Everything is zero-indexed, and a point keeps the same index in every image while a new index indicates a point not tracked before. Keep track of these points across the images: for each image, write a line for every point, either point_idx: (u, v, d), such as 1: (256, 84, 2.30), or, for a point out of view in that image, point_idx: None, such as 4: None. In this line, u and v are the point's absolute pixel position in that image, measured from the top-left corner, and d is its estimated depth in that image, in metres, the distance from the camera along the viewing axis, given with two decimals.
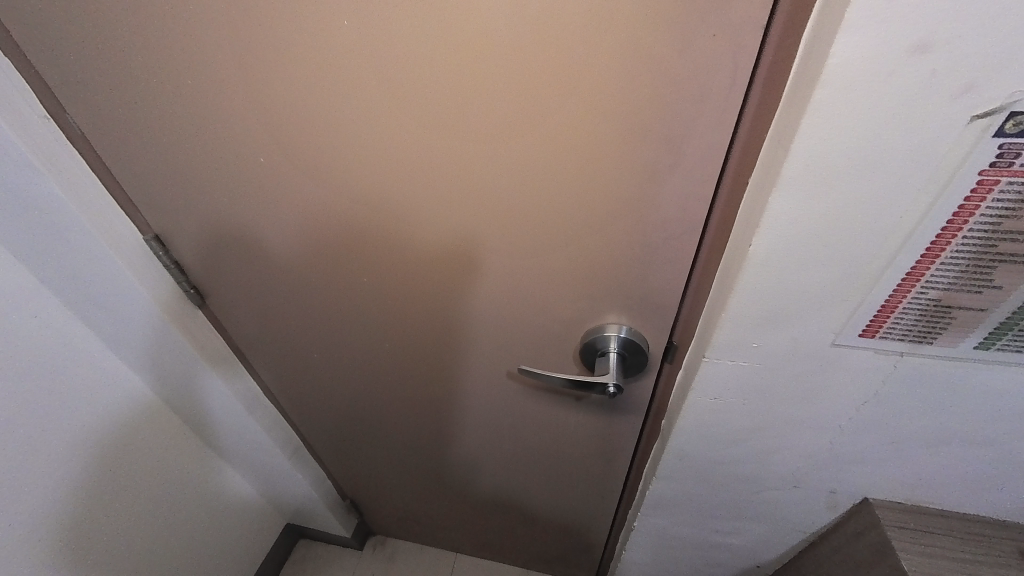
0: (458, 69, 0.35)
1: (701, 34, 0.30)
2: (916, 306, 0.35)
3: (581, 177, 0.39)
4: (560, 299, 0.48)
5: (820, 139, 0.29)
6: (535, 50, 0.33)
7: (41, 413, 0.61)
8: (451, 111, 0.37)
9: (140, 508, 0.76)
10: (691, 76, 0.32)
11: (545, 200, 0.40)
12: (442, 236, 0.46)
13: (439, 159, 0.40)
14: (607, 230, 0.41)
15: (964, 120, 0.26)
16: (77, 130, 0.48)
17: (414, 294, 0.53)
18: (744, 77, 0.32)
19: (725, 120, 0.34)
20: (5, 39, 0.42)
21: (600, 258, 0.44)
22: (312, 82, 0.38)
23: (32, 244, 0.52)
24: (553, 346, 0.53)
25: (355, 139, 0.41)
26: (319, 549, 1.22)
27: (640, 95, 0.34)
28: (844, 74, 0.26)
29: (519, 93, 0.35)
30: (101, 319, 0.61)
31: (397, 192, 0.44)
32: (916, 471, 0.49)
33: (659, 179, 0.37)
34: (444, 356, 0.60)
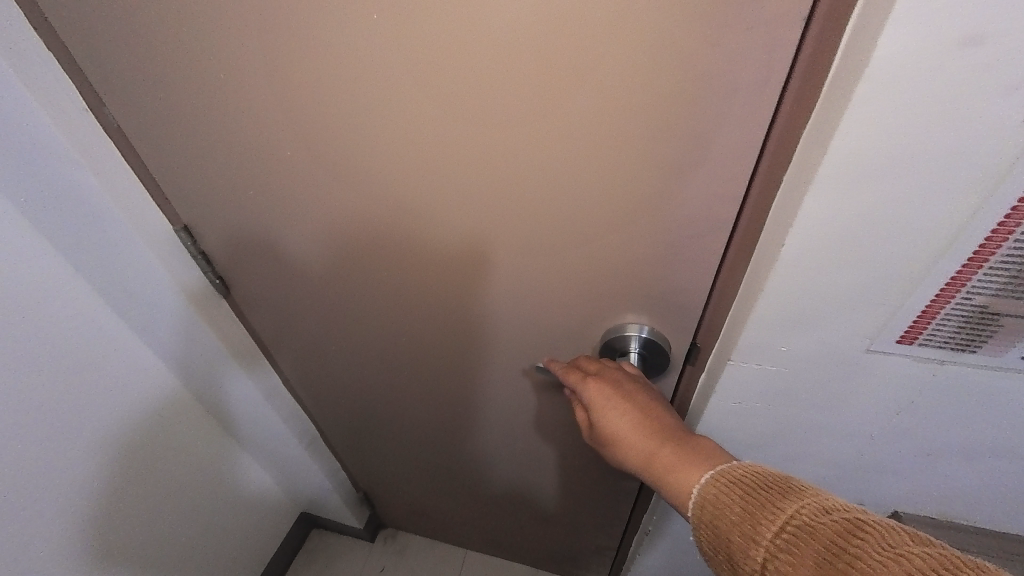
0: (483, 64, 0.35)
1: (736, 26, 0.29)
2: (959, 312, 0.33)
3: (605, 177, 0.38)
4: (580, 297, 0.47)
5: (861, 136, 0.27)
6: (560, 45, 0.32)
7: (70, 399, 0.62)
8: (472, 106, 0.37)
9: (162, 492, 0.78)
10: (723, 70, 0.31)
11: (566, 197, 0.40)
12: (462, 235, 0.46)
13: (458, 155, 0.40)
14: (632, 227, 0.41)
15: (1020, 118, 0.25)
16: (114, 123, 0.49)
17: (433, 289, 0.53)
18: (780, 71, 0.31)
19: (759, 116, 0.33)
20: (49, 34, 0.43)
21: (623, 257, 0.43)
22: (338, 76, 0.38)
23: (69, 234, 0.54)
24: (572, 344, 0.53)
25: (379, 134, 0.41)
26: (332, 540, 1.24)
27: (670, 91, 0.33)
28: (889, 69, 0.25)
29: (543, 88, 0.35)
30: (131, 307, 0.62)
31: (417, 187, 0.44)
32: (950, 484, 0.47)
33: (686, 176, 0.36)
34: (461, 352, 0.60)
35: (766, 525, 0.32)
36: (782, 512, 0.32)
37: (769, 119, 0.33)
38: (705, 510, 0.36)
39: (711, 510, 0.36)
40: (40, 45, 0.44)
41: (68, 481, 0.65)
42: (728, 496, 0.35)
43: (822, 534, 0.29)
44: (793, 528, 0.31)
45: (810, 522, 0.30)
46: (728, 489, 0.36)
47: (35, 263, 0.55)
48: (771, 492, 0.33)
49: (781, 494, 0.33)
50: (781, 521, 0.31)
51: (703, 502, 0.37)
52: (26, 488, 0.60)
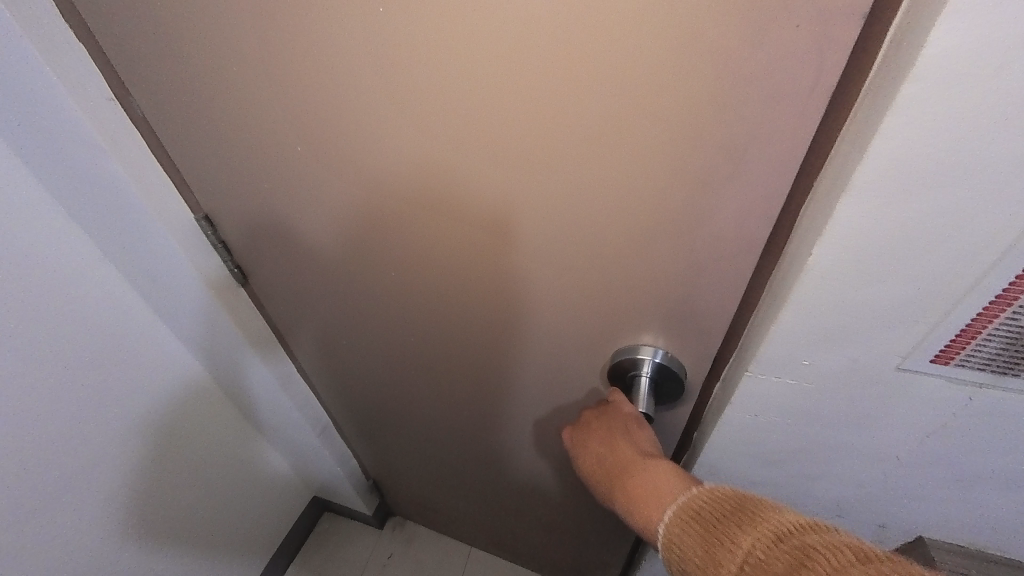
0: (498, 63, 0.34)
1: (779, 27, 0.27)
2: (1003, 333, 0.31)
3: (626, 183, 0.36)
4: (594, 308, 0.46)
5: (903, 140, 0.25)
6: (578, 43, 0.31)
7: (95, 379, 0.65)
8: (484, 105, 0.36)
9: (181, 471, 0.81)
10: (762, 76, 0.29)
11: (580, 203, 0.39)
12: (473, 238, 0.46)
13: (469, 155, 0.40)
14: (651, 238, 0.39)
15: None
16: (139, 112, 0.50)
17: (443, 290, 0.53)
18: (829, 78, 0.28)
19: (802, 126, 0.30)
20: (78, 23, 0.44)
21: (642, 269, 0.41)
22: (355, 71, 0.38)
23: (97, 220, 0.56)
24: (585, 354, 0.51)
25: (392, 132, 0.41)
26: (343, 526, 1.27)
27: (698, 97, 0.31)
28: (941, 66, 0.23)
29: (559, 89, 0.33)
30: (154, 292, 0.64)
31: (429, 187, 0.43)
32: (983, 514, 0.44)
33: (716, 189, 0.34)
34: (470, 353, 0.60)
35: (728, 563, 0.33)
36: (738, 547, 0.33)
37: (814, 130, 0.30)
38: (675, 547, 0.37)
39: (679, 550, 0.37)
40: (70, 34, 0.45)
41: (91, 458, 0.67)
42: (689, 535, 0.37)
43: (775, 568, 0.30)
44: (750, 563, 0.31)
45: (763, 555, 0.31)
46: (693, 522, 0.37)
47: (65, 246, 0.57)
48: (729, 526, 0.34)
49: (737, 525, 0.34)
50: (739, 557, 0.32)
51: (669, 543, 0.38)
52: (52, 463, 0.63)
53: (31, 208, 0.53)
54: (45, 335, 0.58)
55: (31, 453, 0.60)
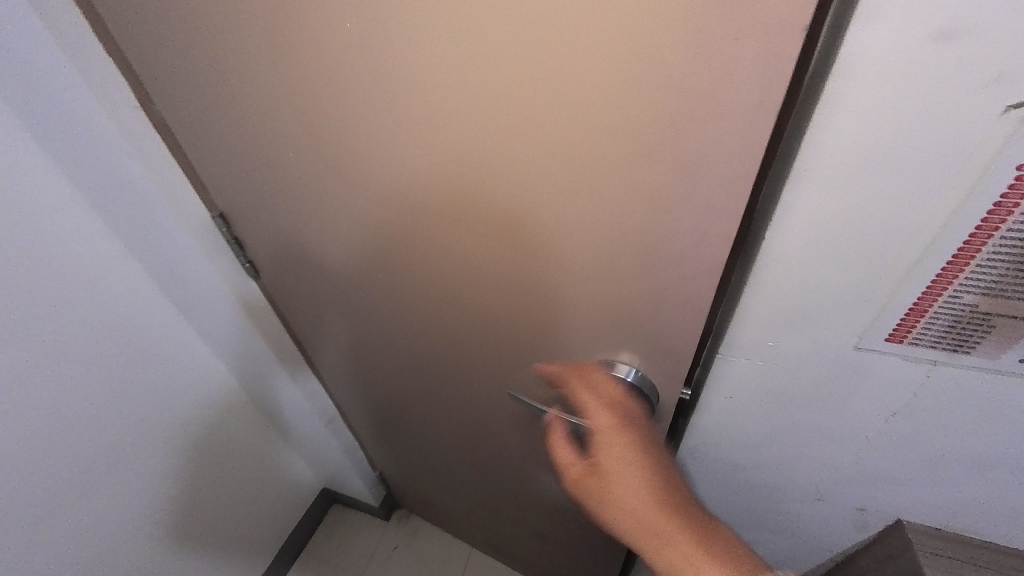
0: (445, 71, 0.32)
1: (719, 36, 0.24)
2: (949, 311, 0.32)
3: (582, 200, 0.34)
4: (562, 328, 0.44)
5: (834, 132, 0.27)
6: (518, 50, 0.29)
7: (118, 371, 0.68)
8: (437, 115, 0.35)
9: (197, 461, 0.84)
10: (707, 90, 0.26)
11: (538, 219, 0.37)
12: (442, 249, 0.45)
13: (429, 165, 0.39)
14: (611, 259, 0.36)
15: (997, 111, 0.24)
16: (160, 118, 0.54)
17: (420, 298, 0.53)
18: (779, 92, 0.25)
19: (755, 146, 0.27)
20: (105, 36, 0.48)
21: (605, 290, 0.39)
22: (318, 83, 0.38)
23: (120, 218, 0.60)
24: (559, 373, 0.49)
25: (358, 141, 0.41)
26: (349, 519, 1.30)
27: (644, 112, 0.28)
28: (858, 64, 0.25)
29: (506, 98, 0.31)
30: (173, 286, 0.68)
31: (395, 196, 0.43)
32: (958, 498, 0.45)
33: (671, 210, 0.31)
34: (450, 361, 0.59)
35: None
36: None
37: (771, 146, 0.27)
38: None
39: None
40: (98, 47, 0.49)
41: (87, 470, 0.68)
42: None
43: None
44: None
45: None
46: None
47: (91, 245, 0.60)
48: None
49: None
50: None
51: None
52: (55, 470, 0.64)
53: (63, 206, 0.57)
54: (36, 350, 0.59)
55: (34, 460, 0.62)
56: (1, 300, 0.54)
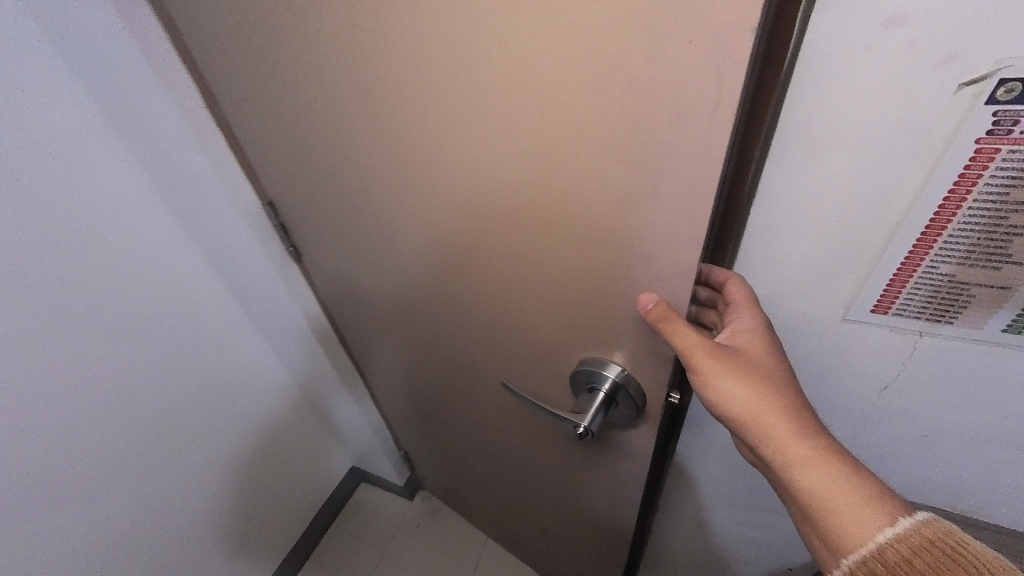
0: (431, 73, 0.35)
1: (671, 40, 0.24)
2: (927, 282, 0.35)
3: (561, 195, 0.35)
4: (551, 322, 0.46)
5: (804, 112, 0.31)
6: (493, 53, 0.31)
7: (180, 342, 0.76)
8: (429, 114, 0.38)
9: (240, 424, 0.94)
10: (663, 94, 0.26)
11: (523, 214, 0.38)
12: (442, 240, 0.48)
13: (424, 161, 0.42)
14: (590, 256, 0.37)
15: (952, 89, 0.27)
16: (224, 119, 0.60)
17: (427, 285, 0.56)
18: (732, 97, 0.25)
19: (713, 151, 0.27)
20: (184, 48, 0.53)
21: (587, 285, 0.39)
22: (329, 86, 0.42)
23: (186, 206, 0.67)
24: (550, 367, 0.51)
25: (365, 139, 0.44)
26: (369, 502, 1.37)
27: (610, 112, 0.29)
28: (821, 50, 0.29)
29: (487, 98, 0.33)
30: (227, 268, 0.76)
31: (399, 190, 0.47)
32: (957, 475, 0.46)
33: (641, 209, 0.32)
34: (458, 347, 0.63)
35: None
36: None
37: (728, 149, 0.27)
38: (852, 575, 0.33)
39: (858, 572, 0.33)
40: (173, 54, 0.55)
41: (140, 443, 0.76)
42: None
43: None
44: None
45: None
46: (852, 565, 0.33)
47: (158, 228, 0.68)
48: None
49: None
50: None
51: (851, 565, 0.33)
52: (117, 440, 0.72)
53: (139, 194, 0.64)
54: (104, 329, 0.66)
55: (100, 431, 0.70)
56: (95, 274, 0.62)
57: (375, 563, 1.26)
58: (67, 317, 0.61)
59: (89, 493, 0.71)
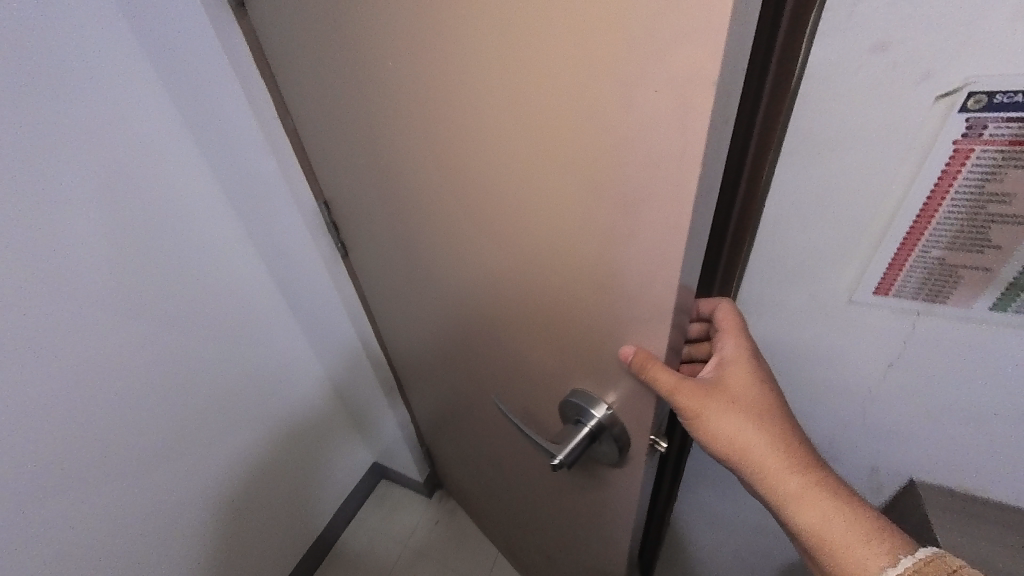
0: (448, 103, 0.39)
1: (641, 89, 0.26)
2: (921, 265, 0.40)
3: (554, 224, 0.37)
4: (548, 341, 0.48)
5: (810, 119, 0.38)
6: (495, 89, 0.34)
7: (232, 328, 0.85)
8: (446, 139, 0.42)
9: (278, 410, 1.01)
10: (636, 138, 0.28)
11: (524, 237, 0.41)
12: (458, 252, 0.52)
13: (444, 181, 0.46)
14: (578, 284, 0.39)
15: (930, 101, 0.33)
16: (291, 127, 0.69)
17: (447, 293, 0.61)
18: (694, 148, 0.25)
19: (680, 198, 0.28)
20: (264, 66, 0.63)
21: (577, 311, 0.41)
22: (370, 107, 0.48)
23: (248, 207, 0.76)
24: (550, 385, 0.53)
25: (397, 155, 0.50)
26: (354, 552, 1.30)
27: (590, 152, 0.31)
28: (822, 70, 0.35)
29: (492, 129, 0.37)
30: (278, 264, 0.84)
31: (424, 203, 0.51)
32: (959, 452, 0.50)
33: (620, 247, 0.33)
34: (471, 355, 0.67)
35: None
36: None
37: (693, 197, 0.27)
38: None
39: None
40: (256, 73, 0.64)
41: (188, 421, 0.83)
42: None
43: None
44: None
45: None
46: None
47: (220, 226, 0.77)
48: None
49: None
50: None
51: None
52: (171, 418, 0.80)
53: (209, 197, 0.74)
54: (173, 315, 0.75)
55: (158, 407, 0.77)
56: (173, 264, 0.73)
57: (395, 559, 1.29)
58: (139, 297, 0.70)
59: (145, 465, 0.78)
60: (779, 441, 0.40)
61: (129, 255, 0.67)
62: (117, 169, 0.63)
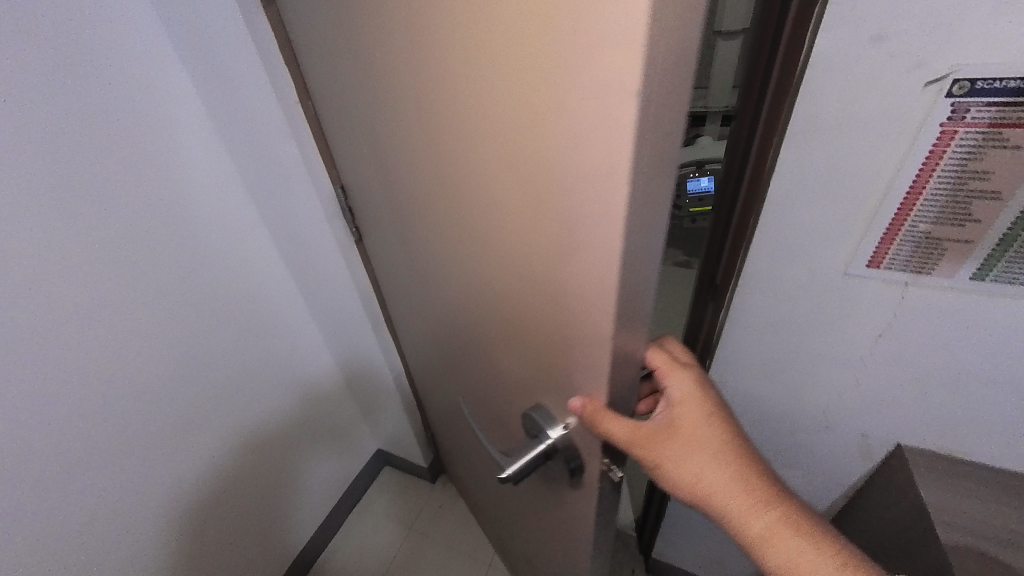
0: (430, 102, 0.39)
1: (575, 98, 0.25)
2: (911, 239, 0.44)
3: (517, 230, 0.37)
4: (516, 348, 0.47)
5: (812, 104, 0.41)
6: (465, 90, 0.34)
7: (249, 310, 0.89)
8: (431, 136, 0.42)
9: (290, 393, 1.03)
10: (575, 149, 0.27)
11: (494, 241, 0.41)
12: (445, 249, 0.52)
13: (431, 177, 0.47)
14: (538, 294, 0.38)
15: (920, 87, 0.37)
16: (313, 112, 0.71)
17: (439, 288, 0.62)
18: (619, 165, 0.24)
19: (610, 217, 0.26)
20: (289, 52, 0.65)
21: (538, 321, 0.40)
22: (374, 96, 0.49)
23: (264, 189, 0.81)
24: (519, 392, 0.52)
25: (396, 148, 0.51)
26: (338, 562, 1.24)
27: (543, 159, 0.30)
28: (824, 58, 0.39)
29: (464, 130, 0.37)
30: (292, 248, 0.89)
31: (418, 197, 0.52)
32: (943, 416, 0.55)
33: (568, 260, 0.32)
34: (458, 351, 0.67)
35: None
36: None
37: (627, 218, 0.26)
38: None
39: None
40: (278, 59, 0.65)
41: (205, 402, 0.84)
42: None
43: None
44: None
45: None
46: None
47: (238, 209, 0.83)
48: None
49: None
50: None
51: None
52: (188, 397, 0.80)
53: (227, 181, 0.80)
54: (194, 295, 0.78)
55: (174, 387, 0.78)
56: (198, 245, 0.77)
57: (402, 539, 1.29)
58: (153, 271, 0.71)
59: (161, 445, 0.78)
60: (738, 480, 0.40)
61: (142, 231, 0.68)
62: (151, 153, 0.68)
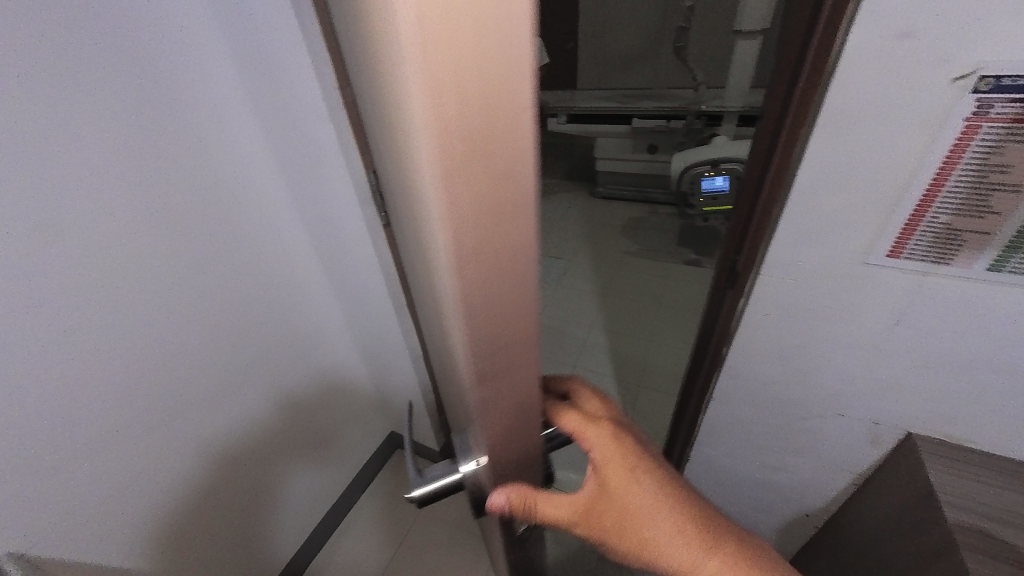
0: (376, 105, 0.38)
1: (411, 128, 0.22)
2: (931, 230, 0.46)
3: (427, 252, 0.34)
4: (451, 366, 0.45)
5: (840, 97, 0.44)
6: (381, 99, 0.32)
7: (277, 287, 0.92)
8: (385, 139, 0.41)
9: (313, 370, 1.07)
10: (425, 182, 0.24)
11: (423, 257, 0.39)
12: (412, 251, 0.51)
13: (392, 179, 0.45)
14: (446, 322, 0.35)
15: (947, 83, 0.40)
16: (351, 96, 0.73)
17: (417, 286, 0.61)
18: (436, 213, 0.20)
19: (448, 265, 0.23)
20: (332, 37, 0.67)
21: (452, 348, 0.38)
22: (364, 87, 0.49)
23: (296, 173, 0.84)
24: (462, 408, 0.50)
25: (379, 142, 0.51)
26: (345, 547, 1.23)
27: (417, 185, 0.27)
28: (855, 53, 0.41)
29: (390, 140, 0.35)
30: (321, 228, 0.92)
31: (396, 193, 0.52)
32: (954, 404, 0.57)
33: (445, 298, 0.29)
34: (436, 349, 0.66)
35: None
36: None
37: (461, 270, 0.22)
38: None
39: None
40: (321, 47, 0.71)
41: (237, 375, 0.87)
42: None
43: None
44: None
45: None
46: None
47: (273, 190, 0.86)
48: None
49: None
50: None
51: None
52: (222, 369, 0.83)
53: (263, 162, 0.82)
54: (227, 272, 0.80)
55: (211, 358, 0.81)
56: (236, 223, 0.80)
57: (414, 516, 1.31)
58: (188, 247, 0.73)
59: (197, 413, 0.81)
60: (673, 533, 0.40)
61: (189, 207, 0.72)
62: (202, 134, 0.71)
